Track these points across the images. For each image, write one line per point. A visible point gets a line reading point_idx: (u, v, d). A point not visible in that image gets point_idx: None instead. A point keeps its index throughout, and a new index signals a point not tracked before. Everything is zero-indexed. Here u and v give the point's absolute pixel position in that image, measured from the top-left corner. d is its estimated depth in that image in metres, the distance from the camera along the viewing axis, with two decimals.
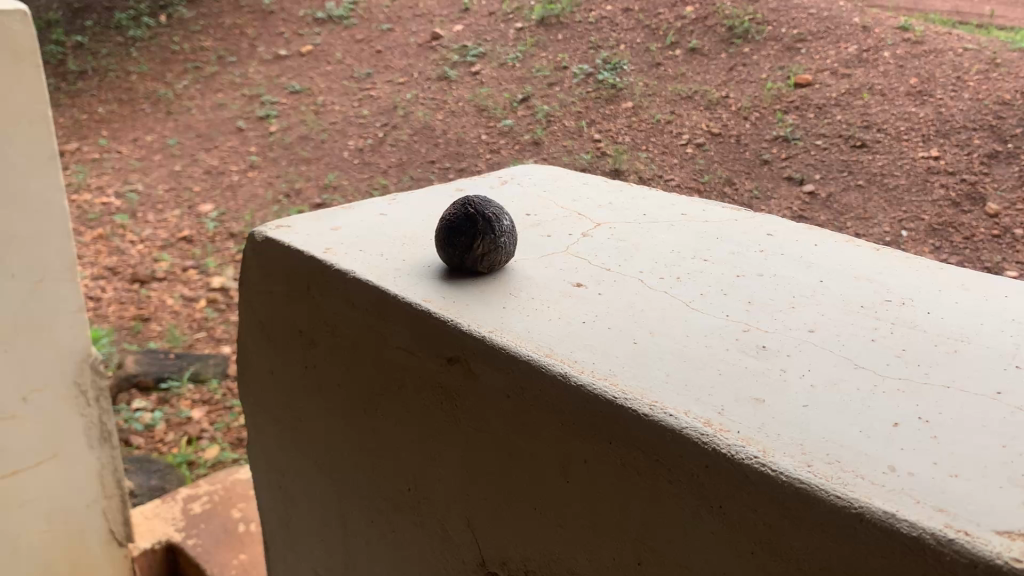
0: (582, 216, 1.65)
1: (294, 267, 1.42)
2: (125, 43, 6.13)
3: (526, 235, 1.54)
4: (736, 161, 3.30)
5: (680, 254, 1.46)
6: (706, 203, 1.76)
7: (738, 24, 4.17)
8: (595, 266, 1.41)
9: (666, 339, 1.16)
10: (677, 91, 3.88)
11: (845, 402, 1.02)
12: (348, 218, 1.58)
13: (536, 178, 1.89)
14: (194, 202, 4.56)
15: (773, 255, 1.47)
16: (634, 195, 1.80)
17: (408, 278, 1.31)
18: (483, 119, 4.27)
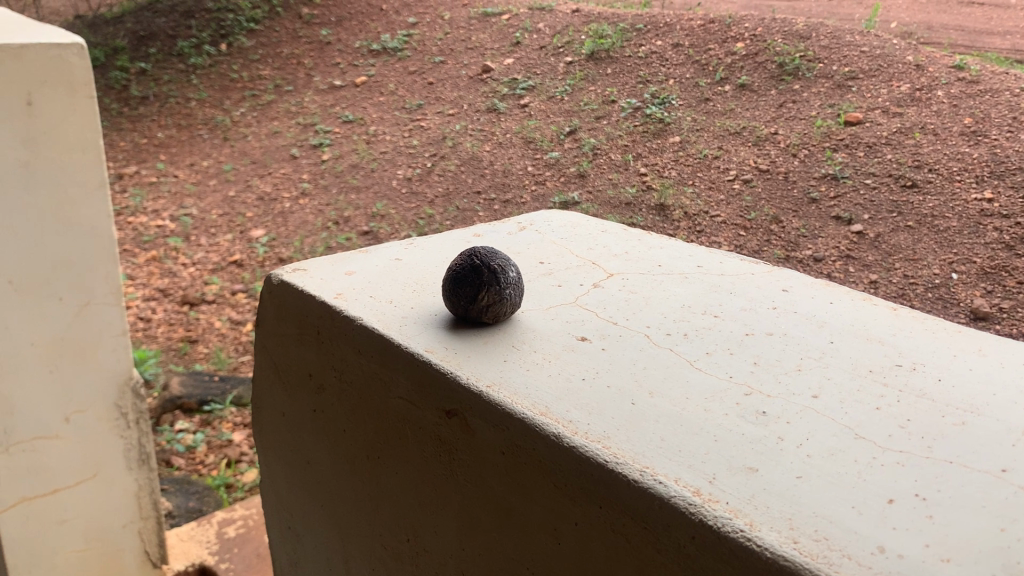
0: (595, 266, 1.66)
1: (306, 312, 1.45)
2: (186, 69, 6.27)
3: (537, 285, 1.55)
4: (784, 199, 3.29)
5: (689, 311, 1.46)
6: (722, 256, 1.76)
7: (788, 61, 4.16)
8: (602, 320, 1.41)
9: (664, 401, 1.15)
10: (725, 126, 3.90)
11: (843, 476, 1.00)
12: (363, 264, 1.60)
13: (555, 225, 1.91)
14: (246, 227, 4.60)
15: (784, 315, 1.47)
16: (651, 245, 1.81)
17: (413, 327, 1.32)
18: (529, 151, 4.27)
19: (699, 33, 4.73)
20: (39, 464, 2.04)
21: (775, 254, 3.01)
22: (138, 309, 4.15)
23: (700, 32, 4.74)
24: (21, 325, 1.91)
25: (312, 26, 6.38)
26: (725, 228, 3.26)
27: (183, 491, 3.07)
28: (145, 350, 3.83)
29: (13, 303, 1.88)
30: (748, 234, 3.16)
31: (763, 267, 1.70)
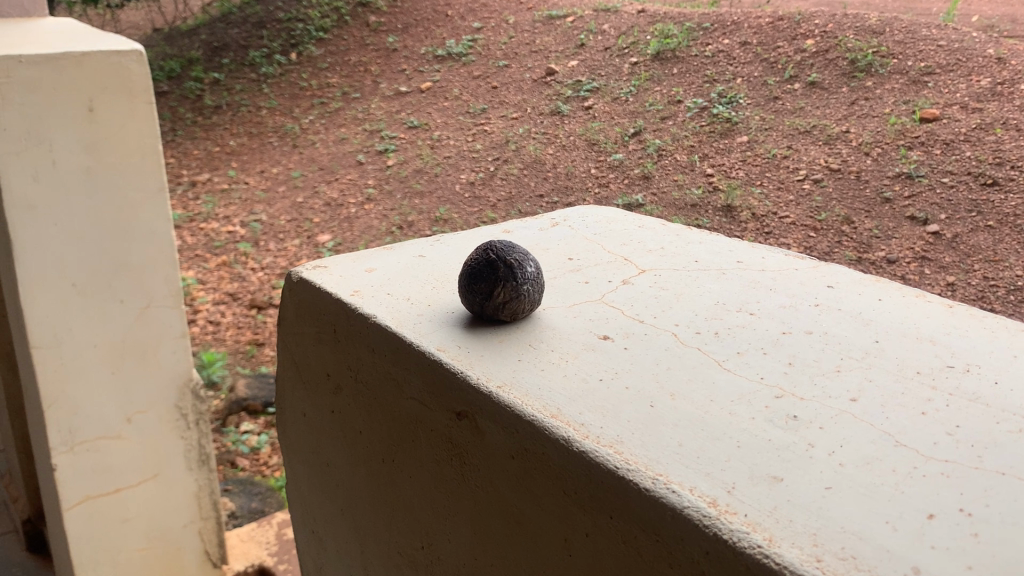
0: (627, 262, 1.62)
1: (324, 310, 1.43)
2: (257, 79, 6.31)
3: (565, 281, 1.51)
4: (856, 199, 3.18)
5: (723, 310, 1.41)
6: (765, 251, 1.72)
7: (861, 57, 4.02)
8: (628, 317, 1.37)
9: (685, 404, 1.10)
10: (795, 125, 3.82)
11: (876, 488, 0.93)
12: (385, 261, 1.59)
13: (589, 220, 1.88)
14: (313, 233, 4.54)
15: (823, 314, 1.40)
16: (689, 241, 1.77)
17: (428, 325, 1.30)
18: (593, 154, 4.25)
19: (768, 30, 4.63)
20: (103, 463, 2.08)
21: (845, 256, 2.90)
22: (207, 313, 4.12)
23: (769, 29, 4.63)
24: (82, 327, 1.95)
25: (379, 34, 6.45)
26: (794, 230, 3.18)
27: (246, 493, 3.11)
28: (213, 352, 3.82)
29: (75, 305, 1.92)
30: (818, 235, 3.08)
31: (809, 262, 1.65)
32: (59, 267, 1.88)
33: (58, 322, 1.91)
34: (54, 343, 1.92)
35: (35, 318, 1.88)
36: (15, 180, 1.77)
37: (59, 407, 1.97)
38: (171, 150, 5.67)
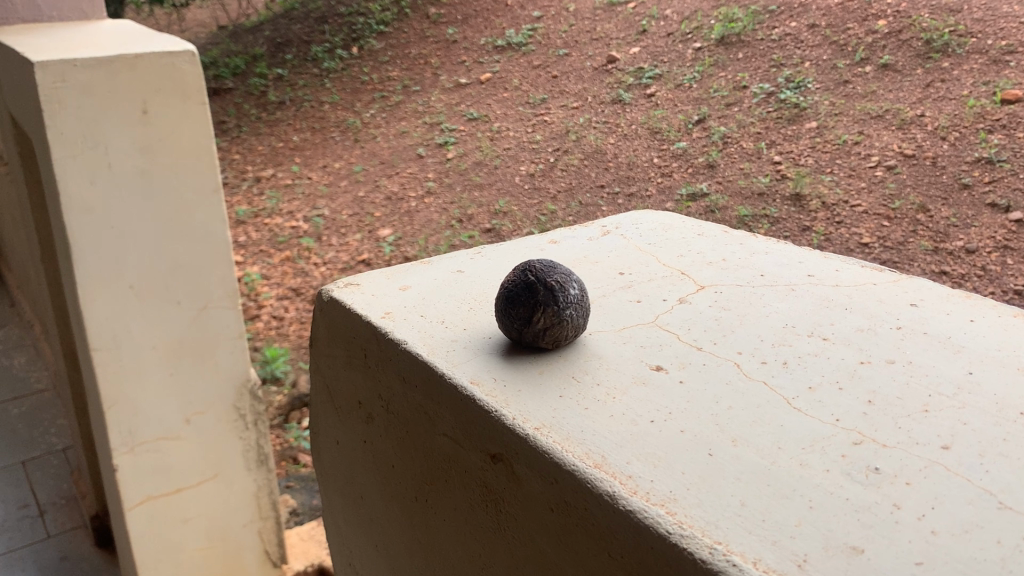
0: (685, 277, 1.55)
1: (355, 332, 1.40)
2: (320, 74, 6.31)
3: (616, 299, 1.45)
4: (931, 186, 3.16)
5: (791, 335, 1.34)
6: (840, 262, 1.64)
7: (937, 37, 3.86)
8: (684, 343, 1.31)
9: (748, 452, 1.04)
10: (866, 110, 3.67)
11: (979, 565, 0.85)
12: (420, 276, 1.55)
13: (643, 226, 1.82)
14: (374, 227, 4.49)
15: (906, 339, 1.32)
16: (755, 251, 1.70)
17: (462, 353, 1.25)
18: (655, 142, 4.16)
19: (837, 12, 4.43)
20: (162, 463, 2.09)
21: (921, 246, 2.93)
22: (271, 309, 4.07)
23: (838, 10, 4.43)
24: (140, 330, 1.96)
25: (439, 25, 6.41)
26: (866, 218, 3.14)
27: (308, 491, 3.16)
28: (277, 347, 3.79)
29: (133, 307, 1.93)
30: (892, 225, 3.06)
31: (888, 275, 1.58)
32: (118, 270, 1.88)
33: (116, 324, 1.92)
34: (113, 346, 1.93)
35: (94, 320, 1.89)
36: (73, 182, 1.77)
37: (118, 410, 1.98)
38: (236, 147, 5.66)
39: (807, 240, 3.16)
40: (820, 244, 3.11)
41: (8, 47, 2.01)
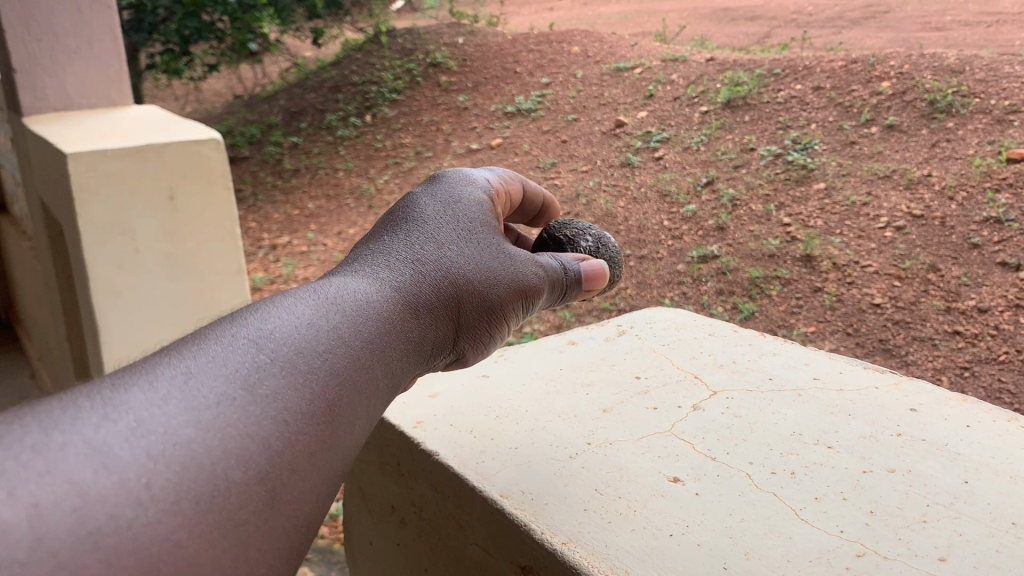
0: (699, 381, 1.84)
1: (390, 445, 1.71)
2: (335, 142, 6.46)
3: (635, 407, 1.73)
4: (941, 246, 3.20)
5: (800, 442, 1.58)
6: (844, 365, 1.92)
7: (940, 97, 3.91)
8: (700, 454, 1.54)
9: (760, 565, 1.23)
10: (874, 170, 3.72)
11: None
12: (446, 383, 1.86)
13: (654, 328, 2.14)
14: None
15: (906, 448, 1.56)
16: (763, 352, 1.99)
17: (489, 466, 1.51)
18: (665, 205, 4.12)
19: (841, 73, 4.48)
20: None
21: (933, 306, 2.97)
22: None
23: (842, 73, 4.49)
24: None
25: (450, 93, 6.52)
26: (877, 279, 3.20)
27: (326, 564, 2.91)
28: None
29: None
30: (903, 285, 3.12)
31: (889, 379, 1.85)
32: None
33: None
34: None
35: None
36: None
37: None
38: (254, 216, 5.90)
39: (819, 301, 3.23)
40: (832, 306, 3.18)
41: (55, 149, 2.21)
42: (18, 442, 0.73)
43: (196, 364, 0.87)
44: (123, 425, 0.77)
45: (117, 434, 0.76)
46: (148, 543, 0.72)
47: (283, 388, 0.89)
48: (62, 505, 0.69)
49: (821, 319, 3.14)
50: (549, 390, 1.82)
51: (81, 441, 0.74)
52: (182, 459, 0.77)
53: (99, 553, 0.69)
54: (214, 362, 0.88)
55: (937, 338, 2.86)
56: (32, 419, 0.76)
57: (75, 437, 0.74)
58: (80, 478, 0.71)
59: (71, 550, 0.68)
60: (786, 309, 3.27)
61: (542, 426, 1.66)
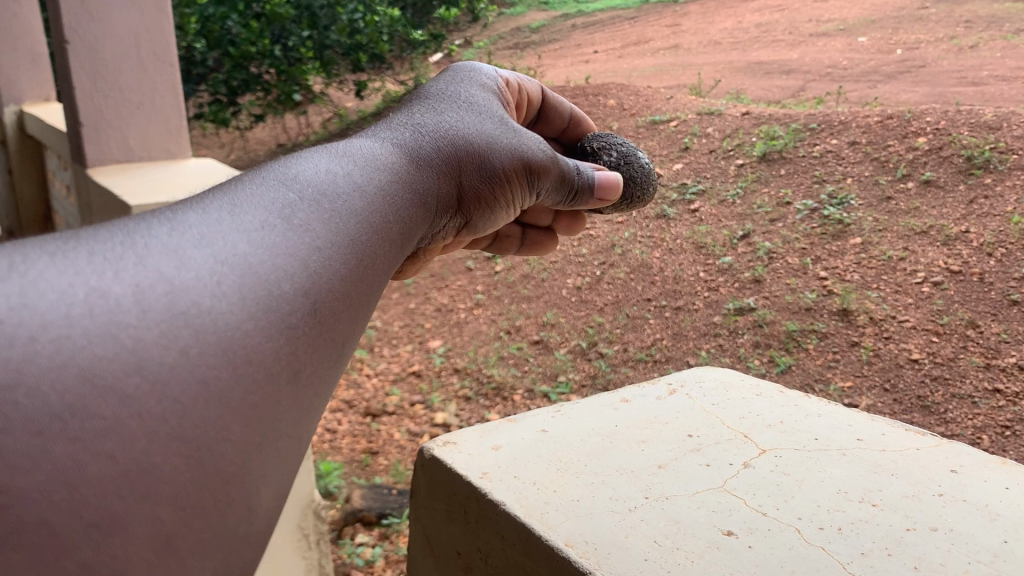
0: (748, 440, 1.90)
1: (457, 491, 1.80)
2: None
3: (687, 463, 1.80)
4: (980, 301, 3.20)
5: (846, 499, 1.65)
6: (887, 425, 1.98)
7: (977, 153, 3.89)
8: (751, 508, 1.62)
9: None
10: (910, 226, 3.74)
11: None
12: (507, 436, 1.97)
13: (704, 386, 2.21)
14: (425, 339, 4.63)
15: (950, 507, 1.62)
16: (809, 412, 2.05)
17: (552, 517, 1.60)
18: (700, 256, 4.19)
19: (877, 128, 4.40)
20: None
21: (973, 362, 2.99)
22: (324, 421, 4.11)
23: (878, 128, 4.40)
24: None
25: None
26: (915, 334, 3.20)
27: None
28: (329, 461, 3.68)
29: None
30: (941, 341, 3.12)
31: (932, 440, 1.91)
32: None
33: None
34: None
35: None
36: None
37: None
38: None
39: (855, 356, 3.25)
40: (869, 359, 3.21)
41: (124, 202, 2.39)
42: (103, 241, 0.71)
43: (240, 195, 0.85)
44: (190, 233, 0.76)
45: (189, 240, 0.75)
46: (230, 329, 0.71)
47: (324, 209, 0.89)
48: (152, 286, 0.68)
49: (858, 373, 3.17)
50: (604, 444, 1.90)
51: (160, 244, 0.73)
52: (251, 262, 0.76)
53: (190, 328, 0.68)
54: (261, 186, 0.89)
55: (976, 397, 2.87)
56: (104, 230, 0.74)
57: (154, 242, 0.73)
58: (165, 271, 0.70)
59: (165, 323, 0.67)
60: (823, 362, 3.30)
61: (600, 480, 1.74)
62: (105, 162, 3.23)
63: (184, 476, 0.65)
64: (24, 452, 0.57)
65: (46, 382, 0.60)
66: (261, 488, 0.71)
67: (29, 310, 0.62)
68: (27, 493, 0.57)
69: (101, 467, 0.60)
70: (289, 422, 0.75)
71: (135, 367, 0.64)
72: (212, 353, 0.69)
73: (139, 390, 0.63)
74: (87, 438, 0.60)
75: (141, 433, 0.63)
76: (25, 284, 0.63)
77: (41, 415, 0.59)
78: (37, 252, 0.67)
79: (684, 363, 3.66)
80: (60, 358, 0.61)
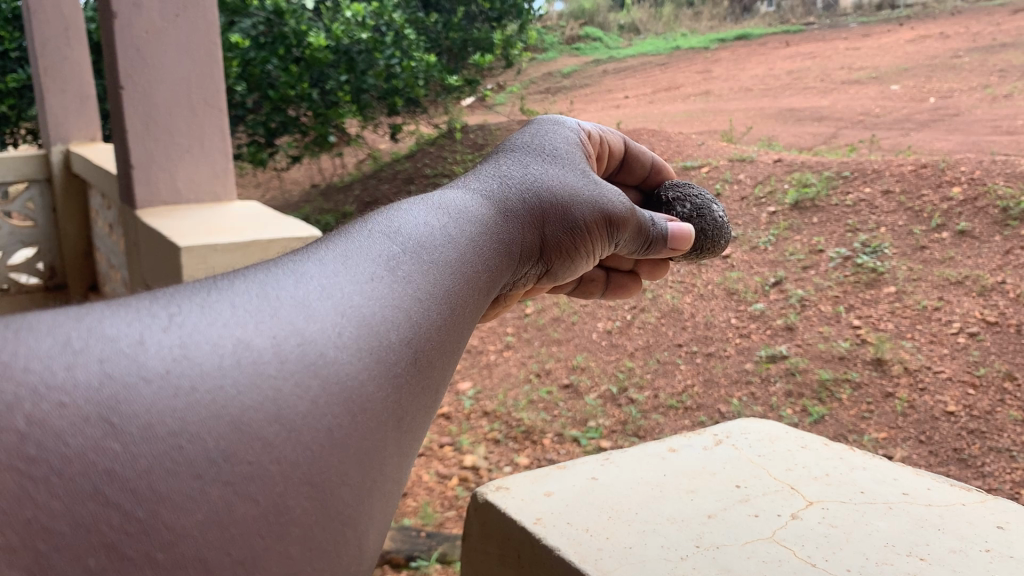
0: (795, 492, 1.95)
1: (510, 535, 1.87)
2: None
3: (736, 512, 1.85)
4: (1016, 353, 3.20)
5: (893, 551, 1.69)
6: (932, 481, 2.00)
7: (1013, 204, 3.89)
8: (801, 559, 1.66)
9: None
10: (946, 275, 3.73)
11: None
12: (558, 482, 2.04)
13: (749, 438, 2.25)
14: (454, 380, 4.61)
15: (996, 562, 1.64)
16: (855, 464, 2.09)
17: (607, 564, 1.67)
18: (732, 303, 4.19)
19: (911, 177, 4.39)
20: None
21: (1010, 417, 2.96)
22: None
23: (912, 177, 4.40)
24: None
25: None
26: (950, 385, 3.18)
27: None
28: None
29: None
30: (977, 393, 3.10)
31: (976, 496, 1.93)
32: None
33: None
34: None
35: None
36: None
37: None
38: None
39: (889, 407, 3.22)
40: (904, 411, 3.17)
41: (172, 241, 2.51)
42: (241, 294, 0.79)
43: (351, 249, 0.93)
44: (312, 286, 0.83)
45: (311, 292, 0.82)
46: (350, 378, 0.78)
47: (423, 262, 0.97)
48: (287, 340, 0.75)
49: (892, 426, 3.14)
50: (654, 493, 1.96)
51: (288, 296, 0.80)
52: (364, 317, 0.83)
53: (319, 379, 0.75)
54: (371, 240, 0.96)
55: (1015, 450, 2.85)
56: (242, 280, 0.82)
57: (283, 293, 0.80)
58: (297, 323, 0.77)
59: (299, 374, 0.74)
60: (857, 413, 3.27)
61: (652, 528, 1.80)
62: (154, 203, 3.33)
63: (311, 517, 0.71)
64: (188, 493, 0.63)
65: (203, 430, 0.66)
66: (369, 528, 0.78)
67: (189, 361, 0.69)
68: (190, 531, 0.63)
69: (248, 508, 0.66)
70: (393, 462, 0.82)
71: (275, 415, 0.71)
72: (335, 401, 0.75)
73: (278, 438, 0.70)
74: (239, 481, 0.66)
75: (280, 478, 0.69)
76: (183, 336, 0.71)
77: (201, 459, 0.65)
78: (188, 304, 0.75)
79: (715, 412, 3.64)
80: (215, 407, 0.67)
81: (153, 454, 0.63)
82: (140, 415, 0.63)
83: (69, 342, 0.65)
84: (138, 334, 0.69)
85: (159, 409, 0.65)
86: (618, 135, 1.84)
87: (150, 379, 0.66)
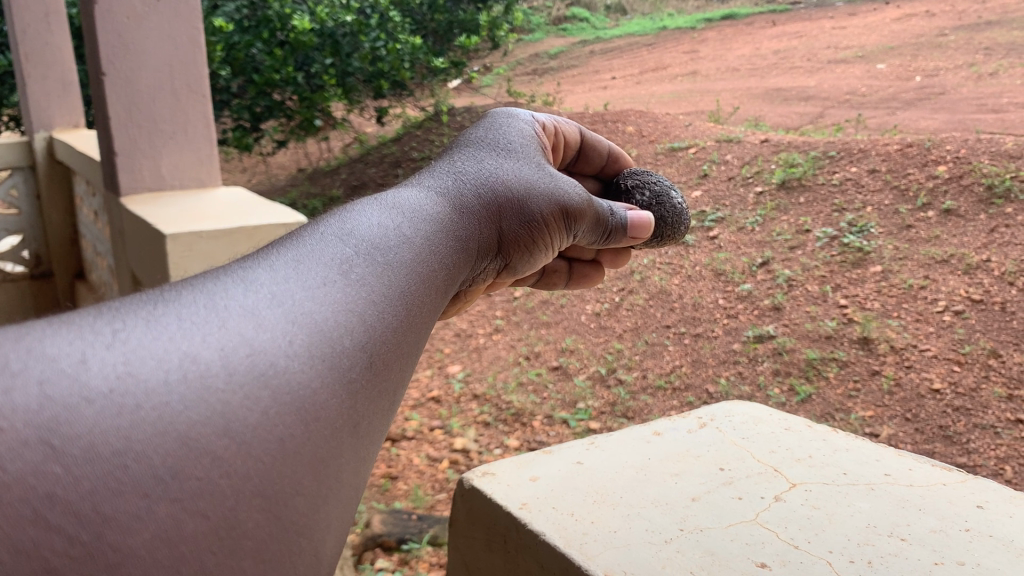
0: (778, 474, 1.96)
1: (497, 520, 1.88)
2: None
3: (720, 496, 1.87)
4: (1002, 331, 3.22)
5: (876, 531, 1.71)
6: (914, 461, 2.03)
7: (998, 182, 3.91)
8: (784, 542, 1.68)
9: None
10: (931, 254, 3.75)
11: None
12: (545, 467, 2.05)
13: (735, 420, 2.27)
14: (444, 363, 4.60)
15: (976, 542, 1.66)
16: (838, 446, 2.11)
17: (593, 549, 1.68)
18: (720, 283, 4.20)
19: (897, 156, 4.40)
20: None
21: (995, 394, 2.99)
22: None
23: (898, 156, 4.40)
24: None
25: None
26: (936, 363, 3.21)
27: None
28: None
29: None
30: (963, 370, 3.13)
31: (957, 476, 1.95)
32: None
33: None
34: None
35: None
36: None
37: None
38: None
39: (876, 385, 3.24)
40: (891, 389, 3.20)
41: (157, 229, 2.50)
42: (187, 305, 0.77)
43: (302, 253, 0.92)
44: (261, 293, 0.82)
45: (261, 300, 0.81)
46: (302, 387, 0.77)
47: (377, 263, 0.97)
48: (235, 350, 0.74)
49: (879, 403, 3.16)
50: (639, 477, 1.97)
51: (238, 306, 0.79)
52: (317, 323, 0.83)
53: (269, 390, 0.74)
54: (321, 243, 0.96)
55: (999, 427, 2.88)
56: (189, 290, 0.81)
57: (232, 303, 0.79)
58: (247, 334, 0.76)
59: (248, 386, 0.72)
60: (844, 392, 3.29)
61: (638, 512, 1.81)
62: (138, 188, 3.32)
63: (265, 529, 0.70)
64: (134, 513, 0.62)
65: (149, 448, 0.64)
66: (326, 536, 0.77)
67: (133, 379, 0.67)
68: (135, 551, 0.61)
69: (197, 524, 0.65)
70: (350, 468, 0.81)
71: (224, 430, 0.69)
72: (287, 412, 0.74)
73: (228, 452, 0.68)
74: (188, 498, 0.65)
75: (231, 491, 0.68)
76: (127, 351, 0.68)
77: (146, 478, 0.63)
78: (132, 318, 0.73)
79: (703, 391, 3.65)
80: (162, 424, 0.65)
81: (94, 475, 0.61)
82: (81, 436, 0.61)
83: (4, 363, 0.63)
84: (79, 352, 0.67)
85: (102, 428, 0.63)
86: (574, 124, 1.84)
87: (92, 399, 0.63)
